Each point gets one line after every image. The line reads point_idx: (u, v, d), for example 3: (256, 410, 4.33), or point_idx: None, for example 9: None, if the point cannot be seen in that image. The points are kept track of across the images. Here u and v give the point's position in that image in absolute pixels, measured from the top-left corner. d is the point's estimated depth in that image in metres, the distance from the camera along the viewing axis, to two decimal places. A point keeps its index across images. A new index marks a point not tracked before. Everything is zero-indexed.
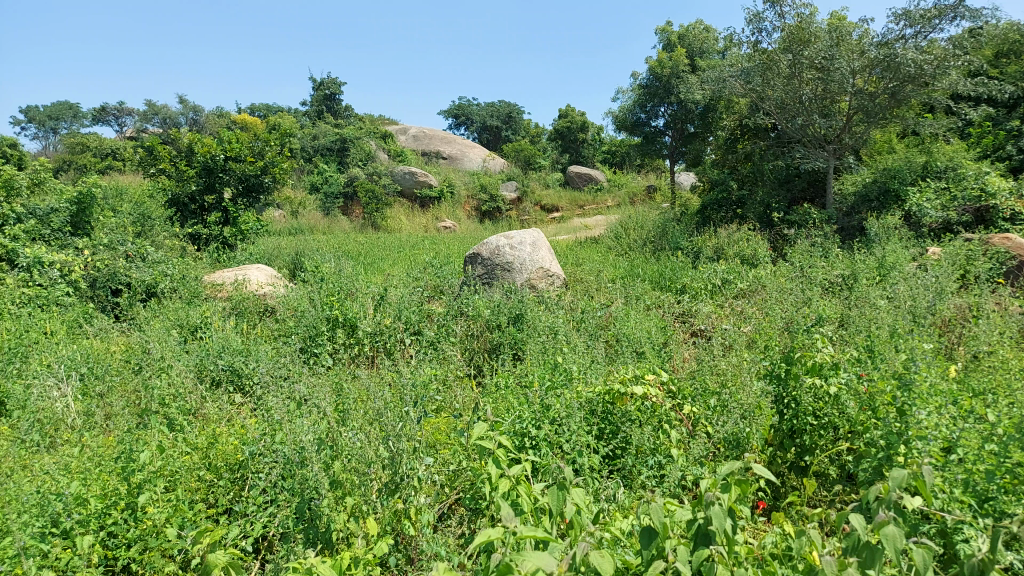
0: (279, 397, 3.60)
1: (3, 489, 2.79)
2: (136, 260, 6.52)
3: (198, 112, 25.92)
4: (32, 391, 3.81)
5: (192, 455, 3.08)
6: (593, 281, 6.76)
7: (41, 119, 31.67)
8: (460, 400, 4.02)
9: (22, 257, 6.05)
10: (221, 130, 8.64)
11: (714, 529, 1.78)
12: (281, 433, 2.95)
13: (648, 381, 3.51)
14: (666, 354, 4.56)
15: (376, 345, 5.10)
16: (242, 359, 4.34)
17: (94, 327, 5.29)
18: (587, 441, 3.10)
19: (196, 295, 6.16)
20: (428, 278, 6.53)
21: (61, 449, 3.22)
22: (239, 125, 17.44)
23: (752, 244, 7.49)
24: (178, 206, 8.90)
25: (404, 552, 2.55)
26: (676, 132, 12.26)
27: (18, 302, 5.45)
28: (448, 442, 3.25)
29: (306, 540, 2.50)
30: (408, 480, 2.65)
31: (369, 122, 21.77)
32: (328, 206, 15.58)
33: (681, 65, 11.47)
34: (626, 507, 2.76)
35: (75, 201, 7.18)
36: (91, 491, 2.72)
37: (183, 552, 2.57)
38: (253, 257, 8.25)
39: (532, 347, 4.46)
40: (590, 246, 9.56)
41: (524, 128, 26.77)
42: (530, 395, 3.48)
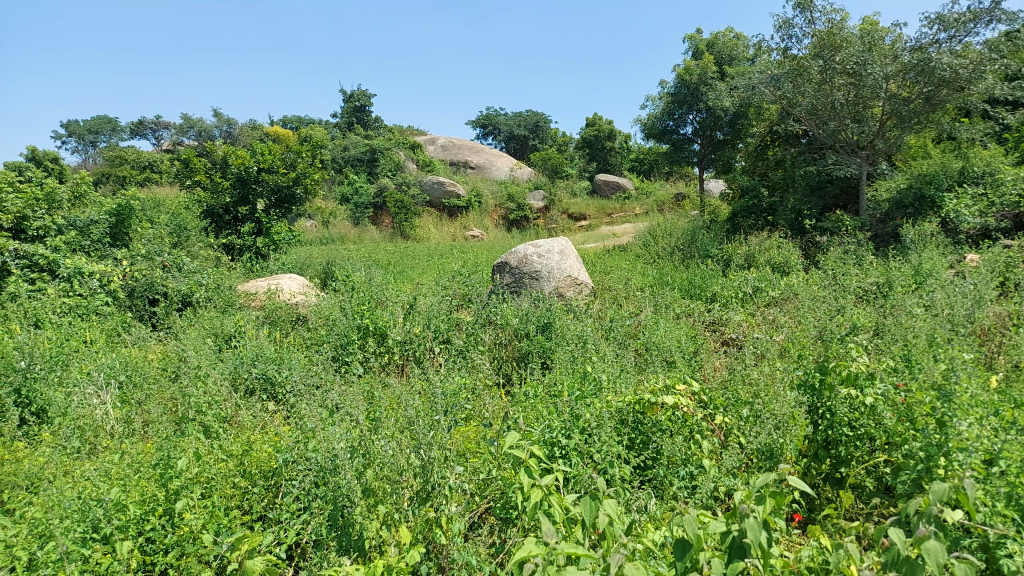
0: (311, 405, 3.65)
1: (46, 494, 2.86)
2: (173, 270, 6.67)
3: (232, 124, 26.46)
4: (73, 398, 3.91)
5: (228, 462, 3.14)
6: (622, 289, 6.72)
7: (82, 133, 32.62)
8: (489, 409, 4.03)
9: (63, 268, 6.23)
10: (254, 142, 8.82)
11: (749, 542, 1.75)
12: (314, 440, 2.98)
13: (679, 391, 3.48)
14: (696, 363, 4.53)
15: (406, 354, 5.14)
16: (275, 367, 4.41)
17: (133, 336, 5.42)
18: (618, 451, 3.09)
19: (231, 303, 6.28)
20: (457, 287, 6.57)
21: (101, 456, 3.29)
22: (272, 138, 17.77)
23: (784, 251, 7.39)
24: (213, 216, 9.09)
25: (435, 560, 2.56)
26: (704, 139, 12.17)
27: (59, 312, 5.61)
28: (478, 451, 3.26)
29: (339, 547, 2.51)
30: (439, 489, 2.70)
31: (398, 132, 22.01)
32: (358, 216, 15.78)
33: (710, 72, 11.41)
34: (658, 518, 2.73)
35: (114, 213, 7.37)
36: (130, 497, 2.79)
37: (219, 558, 2.61)
38: (286, 267, 8.38)
39: (561, 355, 4.46)
40: (619, 254, 9.53)
41: (552, 137, 26.82)
42: (560, 404, 3.48)
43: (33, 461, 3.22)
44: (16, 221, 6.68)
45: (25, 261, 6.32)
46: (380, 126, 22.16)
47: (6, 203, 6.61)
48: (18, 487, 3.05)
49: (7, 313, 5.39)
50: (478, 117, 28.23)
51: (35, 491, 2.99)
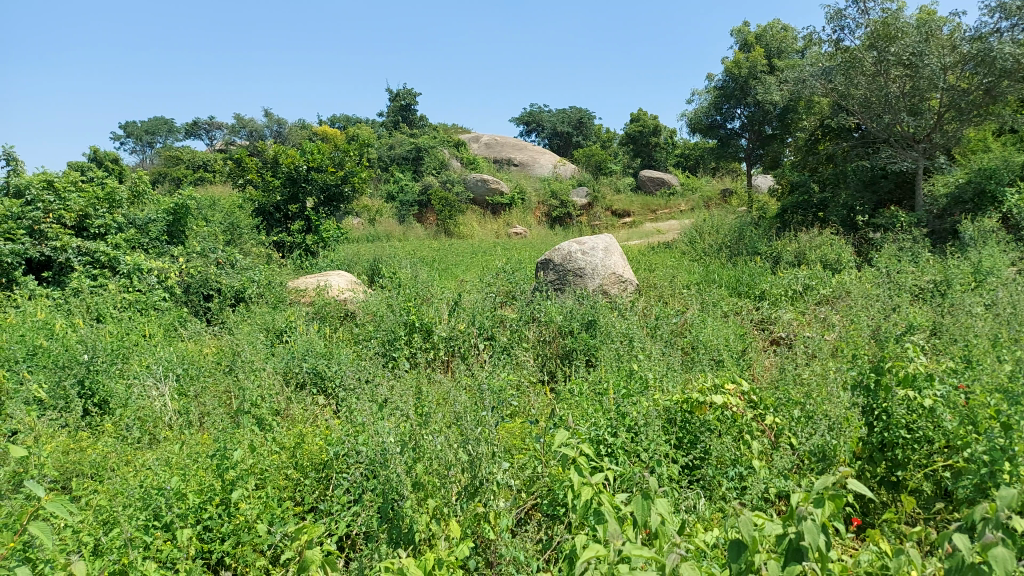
0: (362, 399, 3.71)
1: (111, 481, 2.97)
2: (226, 267, 6.85)
3: (282, 124, 27.03)
4: (133, 390, 4.05)
5: (281, 454, 3.22)
6: (667, 287, 6.64)
7: (139, 134, 33.73)
8: (535, 406, 4.03)
9: (124, 265, 6.46)
10: (304, 142, 8.99)
11: (807, 545, 1.71)
12: (364, 434, 3.05)
13: (728, 391, 3.44)
14: (745, 363, 4.46)
15: (451, 350, 5.18)
16: (324, 362, 4.49)
17: (189, 330, 5.59)
18: (666, 450, 3.06)
19: (281, 299, 6.42)
20: (501, 284, 6.59)
21: (161, 446, 3.41)
22: (320, 137, 18.12)
23: (836, 248, 7.20)
24: (264, 215, 9.30)
25: (483, 555, 2.58)
26: (752, 134, 11.93)
27: (119, 306, 5.81)
28: (523, 448, 3.27)
29: (389, 540, 2.55)
30: (487, 485, 2.74)
31: (442, 131, 22.17)
32: (403, 214, 15.95)
33: (759, 65, 11.19)
34: (707, 519, 2.69)
35: (171, 212, 7.61)
36: (189, 486, 2.89)
37: (273, 548, 2.68)
38: (334, 264, 8.52)
39: (607, 353, 4.44)
40: (664, 251, 9.42)
41: (595, 134, 26.66)
42: (605, 402, 3.47)
43: (98, 451, 3.35)
44: (79, 219, 6.95)
45: (87, 258, 6.58)
46: (424, 125, 22.35)
47: (70, 202, 6.89)
48: (84, 476, 3.17)
49: (72, 307, 5.61)
50: (522, 114, 28.24)
51: (101, 479, 3.11)
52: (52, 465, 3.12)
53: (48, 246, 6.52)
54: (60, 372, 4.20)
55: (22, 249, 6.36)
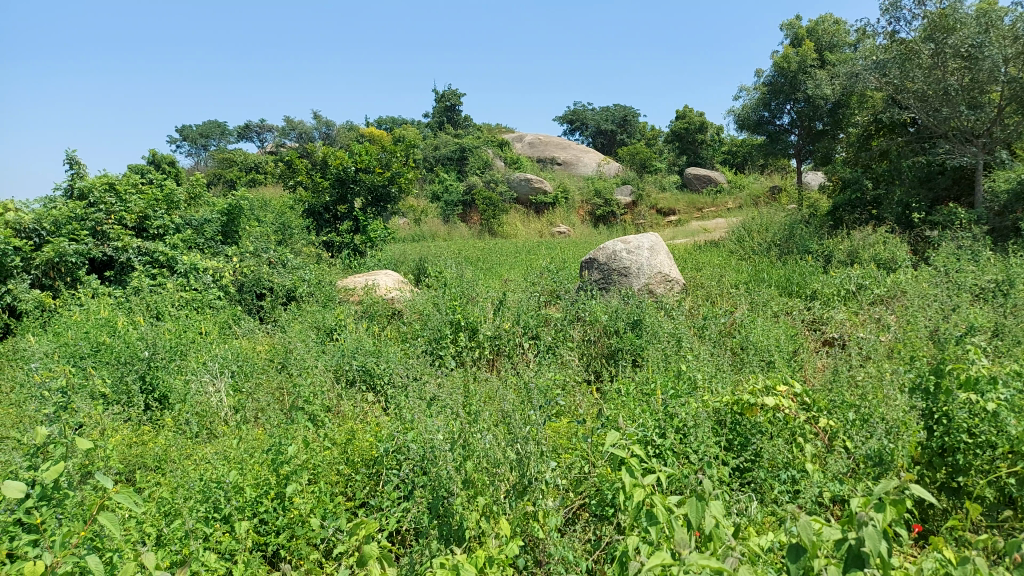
0: (411, 398, 3.76)
1: (173, 473, 3.09)
2: (278, 266, 7.03)
3: (331, 126, 27.54)
4: (191, 385, 4.18)
5: (332, 449, 3.30)
6: (715, 287, 6.54)
7: (195, 137, 34.80)
8: (581, 405, 4.02)
9: (181, 265, 6.68)
10: (352, 143, 9.15)
11: (868, 551, 1.66)
12: (413, 431, 3.11)
13: (779, 392, 3.38)
14: (796, 363, 4.39)
15: (496, 348, 5.21)
16: (373, 360, 4.58)
17: (243, 328, 5.74)
18: (716, 452, 3.02)
19: (331, 298, 6.54)
20: (545, 283, 6.59)
21: (219, 440, 3.52)
22: (367, 139, 18.40)
23: (891, 247, 7.00)
24: (314, 215, 9.49)
25: (533, 554, 2.59)
26: (802, 130, 11.65)
27: (177, 305, 6.00)
28: (569, 448, 3.25)
29: (440, 536, 2.58)
30: (535, 484, 2.73)
31: (485, 131, 22.27)
32: (447, 214, 16.09)
33: (809, 60, 10.95)
34: (759, 523, 2.64)
35: (225, 213, 7.83)
36: (246, 479, 2.98)
37: (326, 542, 2.74)
38: (381, 263, 8.64)
39: (654, 353, 4.41)
40: (711, 250, 9.28)
41: (640, 131, 26.43)
42: (654, 403, 3.45)
43: (159, 444, 3.48)
44: (139, 220, 7.20)
45: (147, 258, 6.82)
46: (469, 125, 22.49)
47: (130, 204, 7.14)
48: (146, 468, 3.30)
49: (132, 305, 5.82)
50: (566, 112, 28.15)
51: (163, 471, 3.23)
52: (117, 457, 3.25)
53: (110, 246, 6.77)
54: (122, 367, 4.36)
55: (86, 249, 6.61)
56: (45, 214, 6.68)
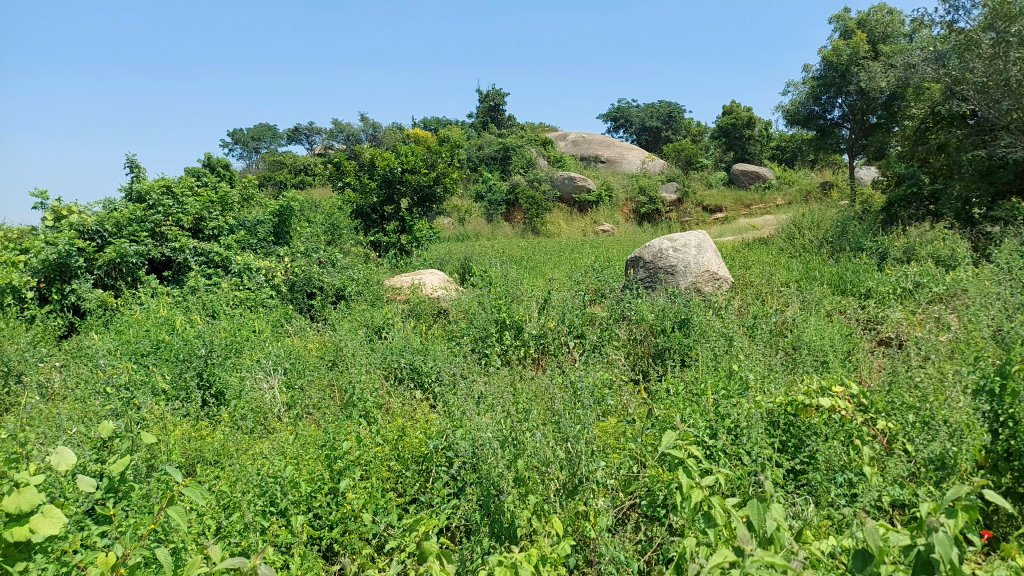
0: (460, 396, 3.79)
1: (233, 467, 3.18)
2: (328, 266, 7.18)
3: (377, 128, 27.94)
4: (246, 382, 4.29)
5: (384, 446, 3.35)
6: (765, 286, 6.42)
7: (246, 141, 35.67)
8: (630, 405, 3.99)
9: (235, 264, 6.88)
10: (399, 145, 9.27)
11: (938, 557, 1.61)
12: (464, 429, 3.14)
13: (835, 394, 3.31)
14: (852, 364, 4.28)
15: (542, 347, 5.21)
16: (421, 358, 4.63)
17: (295, 326, 5.86)
18: (770, 453, 2.95)
19: (379, 297, 6.65)
20: (590, 282, 6.55)
21: (275, 435, 3.61)
22: (412, 139, 18.66)
23: (950, 243, 6.75)
24: (362, 216, 9.64)
25: (583, 553, 2.56)
26: (854, 125, 11.34)
27: (232, 303, 6.17)
28: (617, 447, 3.23)
29: (491, 534, 2.59)
30: (587, 483, 2.76)
31: (529, 130, 22.30)
32: (491, 213, 16.18)
33: (861, 52, 10.65)
34: (817, 526, 2.56)
35: (277, 214, 8.03)
36: (301, 474, 3.05)
37: (378, 537, 2.78)
38: (427, 262, 8.73)
39: (703, 352, 4.36)
40: (760, 248, 9.10)
41: (686, 128, 26.08)
42: (705, 402, 3.40)
43: (217, 439, 3.58)
44: (195, 221, 7.42)
45: (202, 258, 7.02)
46: (513, 125, 22.52)
47: (187, 206, 7.35)
48: (205, 461, 3.40)
49: (190, 304, 6.00)
50: (610, 110, 27.99)
51: (221, 465, 3.32)
52: (179, 450, 3.35)
53: (168, 247, 6.99)
54: (181, 364, 4.50)
55: (146, 249, 6.83)
56: (107, 217, 6.91)
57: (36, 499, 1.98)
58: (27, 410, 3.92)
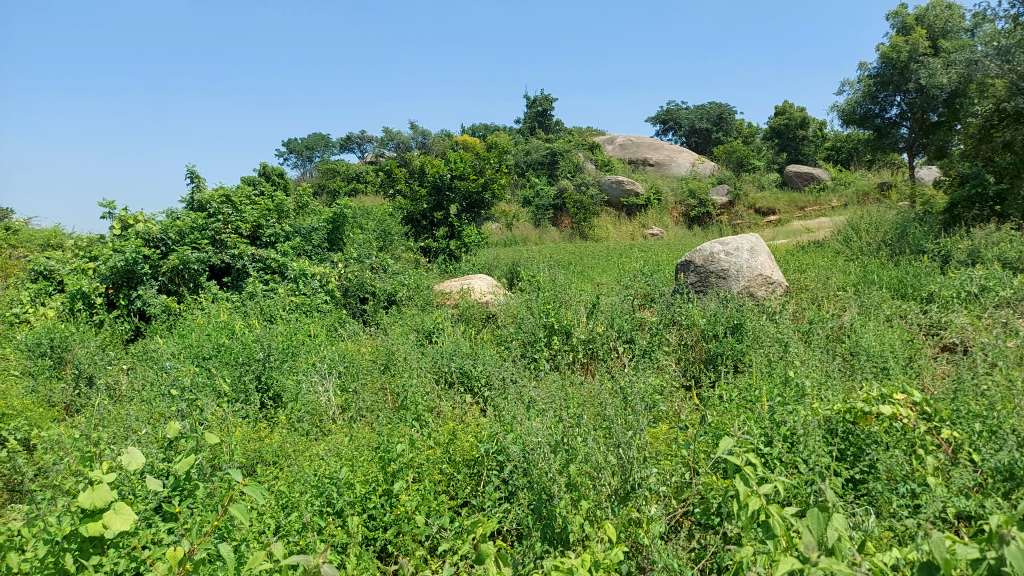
0: (511, 401, 3.82)
1: (291, 468, 3.28)
2: (380, 272, 7.33)
3: (426, 135, 28.34)
4: (302, 385, 4.42)
5: (435, 449, 3.40)
6: (821, 290, 6.27)
7: (300, 150, 36.56)
8: (681, 411, 3.95)
9: (291, 270, 7.09)
10: (448, 151, 9.39)
11: (1011, 570, 1.54)
12: (515, 433, 3.18)
13: (896, 401, 3.19)
14: (913, 370, 4.15)
15: (590, 352, 5.20)
16: (471, 362, 4.68)
17: (348, 331, 5.99)
18: (828, 462, 2.89)
19: (429, 302, 6.74)
20: (639, 286, 6.49)
21: (331, 438, 3.70)
22: (461, 145, 18.88)
23: (1018, 245, 6.48)
24: (412, 222, 9.80)
25: (636, 560, 2.54)
26: (914, 123, 10.97)
27: (288, 308, 6.35)
28: (669, 453, 3.19)
29: (544, 539, 2.60)
30: (639, 491, 2.72)
31: (576, 134, 22.28)
32: (539, 218, 16.20)
33: (921, 48, 10.33)
34: (878, 537, 2.48)
35: (331, 221, 8.24)
36: (356, 476, 3.12)
37: (431, 538, 2.82)
38: (476, 267, 8.80)
39: (757, 358, 4.29)
40: (815, 251, 8.89)
41: (737, 129, 25.64)
42: (760, 410, 3.34)
43: (275, 440, 3.69)
44: (253, 229, 7.65)
45: (260, 264, 7.24)
46: (560, 129, 22.52)
47: (245, 214, 7.58)
48: (265, 461, 3.51)
49: (248, 309, 6.18)
50: (659, 112, 27.76)
51: (280, 465, 3.42)
52: (240, 451, 3.47)
53: (228, 254, 7.22)
54: (240, 367, 4.64)
55: (206, 256, 7.06)
56: (170, 225, 7.17)
57: (109, 496, 2.08)
58: (99, 412, 4.10)
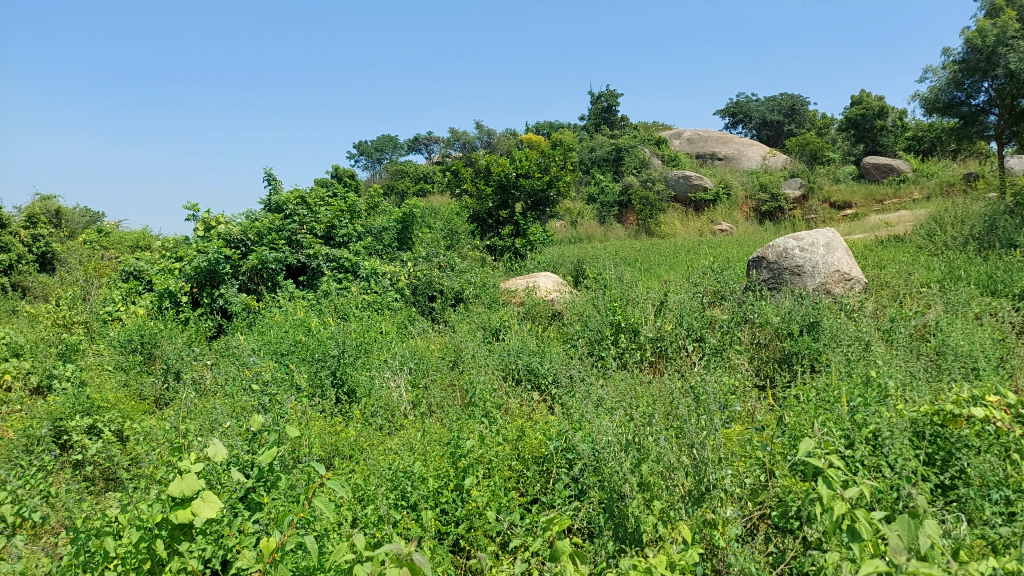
0: (580, 399, 3.82)
1: (366, 462, 3.38)
2: (447, 270, 7.46)
3: (491, 134, 28.56)
4: (375, 380, 4.55)
5: (505, 446, 3.43)
6: (903, 287, 6.00)
7: (370, 151, 37.45)
8: (756, 412, 3.86)
9: (363, 270, 7.30)
10: (514, 150, 9.44)
11: None
12: (585, 432, 3.18)
13: (989, 403, 3.03)
14: (1007, 371, 3.93)
15: (659, 351, 5.14)
16: (538, 360, 4.70)
17: (418, 329, 6.12)
18: (915, 467, 2.76)
19: (495, 300, 6.80)
20: (709, 283, 6.37)
21: (404, 432, 3.79)
22: (526, 143, 18.96)
23: None
24: (478, 221, 9.93)
25: (711, 562, 2.50)
26: (1003, 110, 10.35)
27: (361, 306, 6.54)
28: (744, 454, 3.12)
29: (617, 538, 2.61)
30: (714, 491, 2.69)
31: (642, 129, 22.01)
32: (604, 214, 16.11)
33: (1011, 30, 9.72)
34: (972, 545, 2.36)
35: (400, 221, 8.44)
36: (428, 470, 3.18)
37: (502, 534, 2.84)
38: (541, 265, 8.83)
39: (836, 358, 4.15)
40: (895, 246, 8.52)
41: (810, 120, 24.79)
42: (840, 411, 3.23)
43: (351, 434, 3.80)
44: (327, 229, 7.88)
45: (334, 264, 7.47)
46: (625, 125, 22.28)
47: (319, 215, 7.82)
48: (342, 454, 3.63)
49: (323, 307, 6.37)
50: (728, 105, 27.14)
51: (356, 459, 3.53)
52: (318, 444, 3.59)
53: (303, 253, 7.47)
54: (316, 363, 4.78)
55: (284, 256, 7.32)
56: (250, 226, 7.47)
57: (196, 485, 2.19)
58: (187, 405, 4.32)
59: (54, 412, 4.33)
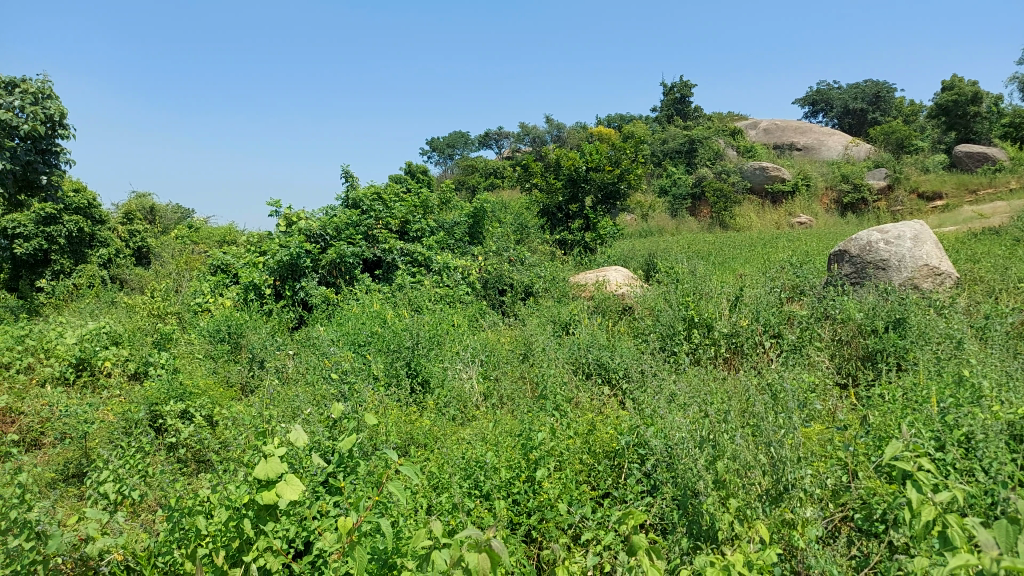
0: (652, 394, 3.80)
1: (439, 451, 3.46)
2: (517, 264, 7.51)
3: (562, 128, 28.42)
4: (449, 372, 4.66)
5: (575, 439, 3.43)
6: (1000, 281, 5.65)
7: (441, 148, 37.92)
8: (838, 411, 3.74)
9: (436, 264, 7.46)
10: (584, 143, 9.38)
11: None
12: (657, 428, 3.16)
13: None
14: None
15: (734, 347, 5.03)
16: (608, 354, 4.69)
17: (489, 322, 6.20)
18: (1013, 471, 2.62)
19: (565, 293, 6.79)
20: (787, 277, 6.17)
21: (476, 423, 3.86)
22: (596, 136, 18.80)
23: None
24: (548, 215, 9.95)
25: (790, 563, 2.44)
26: None
27: (433, 299, 6.67)
28: (825, 454, 3.02)
29: (691, 534, 2.59)
30: (793, 491, 2.62)
31: (716, 120, 21.48)
32: (676, 207, 15.82)
33: None
34: None
35: (471, 216, 8.56)
36: (500, 460, 3.23)
37: (574, 527, 2.85)
38: (612, 259, 8.75)
39: (925, 357, 3.96)
40: (990, 239, 8.02)
41: (897, 107, 23.58)
42: (930, 411, 3.09)
43: (425, 423, 3.90)
44: (401, 224, 8.07)
45: (408, 258, 7.65)
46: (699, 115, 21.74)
47: (394, 211, 8.01)
48: (416, 443, 3.72)
49: (397, 300, 6.53)
50: (807, 94, 26.14)
51: (430, 448, 3.62)
52: (395, 432, 3.69)
53: (379, 248, 7.68)
54: (392, 354, 4.92)
55: (360, 250, 7.54)
56: (328, 221, 7.72)
57: (280, 468, 2.29)
58: (271, 392, 4.52)
59: (150, 397, 4.61)
